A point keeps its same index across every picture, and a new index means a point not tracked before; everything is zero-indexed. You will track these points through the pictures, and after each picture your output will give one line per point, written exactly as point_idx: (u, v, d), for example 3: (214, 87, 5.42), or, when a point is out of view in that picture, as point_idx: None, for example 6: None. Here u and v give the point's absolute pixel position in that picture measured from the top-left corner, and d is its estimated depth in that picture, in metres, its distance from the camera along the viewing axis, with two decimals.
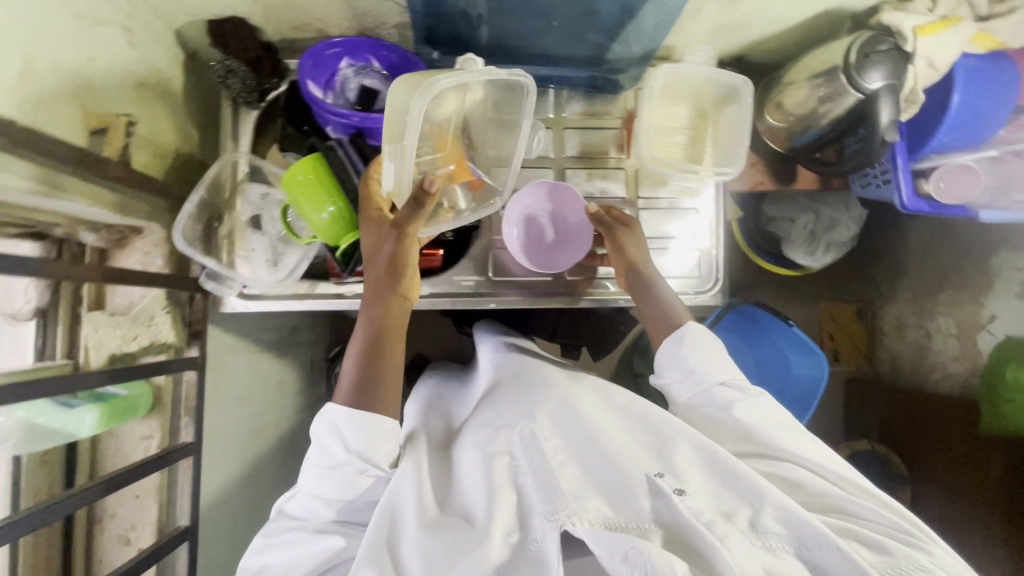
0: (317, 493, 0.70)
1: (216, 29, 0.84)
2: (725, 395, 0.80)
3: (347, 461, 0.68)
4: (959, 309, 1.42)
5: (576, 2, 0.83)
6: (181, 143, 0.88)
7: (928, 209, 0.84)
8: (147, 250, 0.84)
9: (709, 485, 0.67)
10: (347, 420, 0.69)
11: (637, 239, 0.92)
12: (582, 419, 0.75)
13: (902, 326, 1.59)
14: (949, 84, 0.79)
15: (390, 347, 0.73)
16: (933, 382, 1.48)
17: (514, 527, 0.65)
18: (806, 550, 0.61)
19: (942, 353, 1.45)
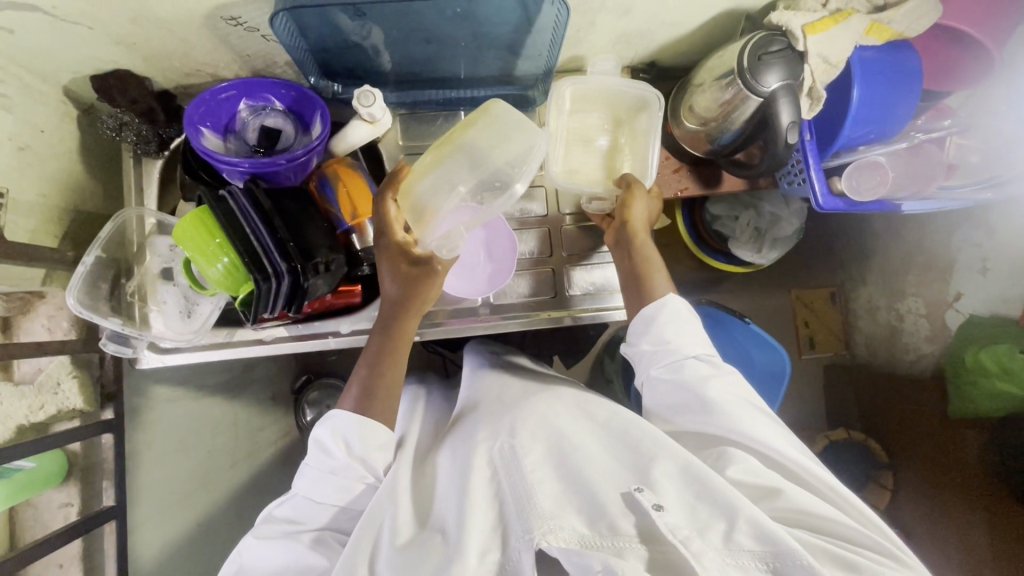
0: (312, 497, 0.73)
1: (100, 84, 0.81)
2: (698, 370, 0.75)
3: (348, 464, 0.73)
4: (926, 289, 1.38)
5: (463, 25, 0.81)
6: (77, 202, 0.87)
7: (844, 206, 0.81)
8: (52, 314, 0.83)
9: (684, 499, 0.63)
10: (350, 424, 0.75)
11: (645, 202, 0.86)
12: (567, 434, 0.74)
13: (873, 310, 1.55)
14: (848, 79, 0.76)
15: (389, 368, 0.81)
16: (907, 364, 1.45)
17: (492, 547, 0.62)
18: (782, 569, 0.56)
19: (914, 334, 1.42)
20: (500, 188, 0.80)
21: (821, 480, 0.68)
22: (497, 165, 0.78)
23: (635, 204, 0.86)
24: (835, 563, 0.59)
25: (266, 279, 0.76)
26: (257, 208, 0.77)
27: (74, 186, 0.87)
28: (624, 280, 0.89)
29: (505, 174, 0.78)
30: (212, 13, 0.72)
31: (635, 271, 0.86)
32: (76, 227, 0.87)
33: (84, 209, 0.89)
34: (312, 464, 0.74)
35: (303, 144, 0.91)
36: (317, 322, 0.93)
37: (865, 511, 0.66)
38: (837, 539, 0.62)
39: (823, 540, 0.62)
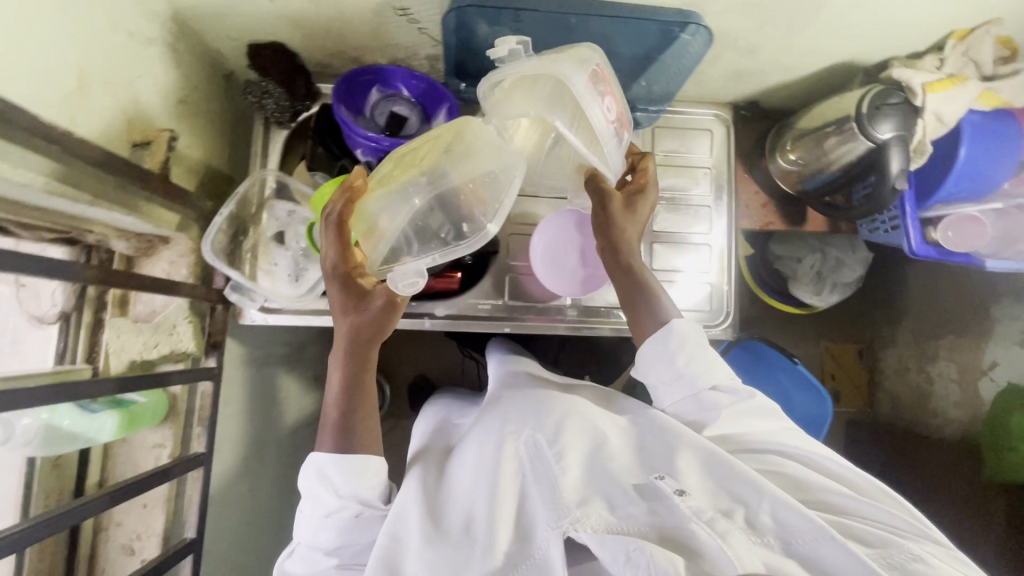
0: (314, 545, 0.69)
1: (255, 54, 0.88)
2: (716, 400, 0.77)
3: (341, 506, 0.68)
4: (960, 355, 1.42)
5: (600, 44, 0.87)
6: (210, 158, 0.91)
7: (935, 255, 0.87)
8: (173, 259, 0.86)
9: (706, 485, 0.66)
10: (334, 468, 0.69)
11: (631, 218, 0.83)
12: (587, 429, 0.75)
13: (903, 369, 1.60)
14: (956, 137, 0.82)
15: (364, 404, 0.73)
16: (933, 428, 1.48)
17: (521, 536, 0.64)
18: (802, 544, 0.59)
19: (942, 399, 1.46)
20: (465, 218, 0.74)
21: (840, 471, 0.72)
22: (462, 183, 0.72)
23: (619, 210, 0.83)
24: (859, 542, 0.61)
25: None
26: None
27: (209, 143, 0.91)
28: (624, 298, 0.84)
29: (460, 186, 0.72)
30: (387, 4, 0.78)
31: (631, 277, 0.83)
32: (207, 182, 0.91)
33: (213, 166, 0.93)
34: (307, 513, 0.70)
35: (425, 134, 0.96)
36: (414, 303, 0.96)
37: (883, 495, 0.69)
38: (865, 516, 0.64)
39: (846, 518, 0.64)
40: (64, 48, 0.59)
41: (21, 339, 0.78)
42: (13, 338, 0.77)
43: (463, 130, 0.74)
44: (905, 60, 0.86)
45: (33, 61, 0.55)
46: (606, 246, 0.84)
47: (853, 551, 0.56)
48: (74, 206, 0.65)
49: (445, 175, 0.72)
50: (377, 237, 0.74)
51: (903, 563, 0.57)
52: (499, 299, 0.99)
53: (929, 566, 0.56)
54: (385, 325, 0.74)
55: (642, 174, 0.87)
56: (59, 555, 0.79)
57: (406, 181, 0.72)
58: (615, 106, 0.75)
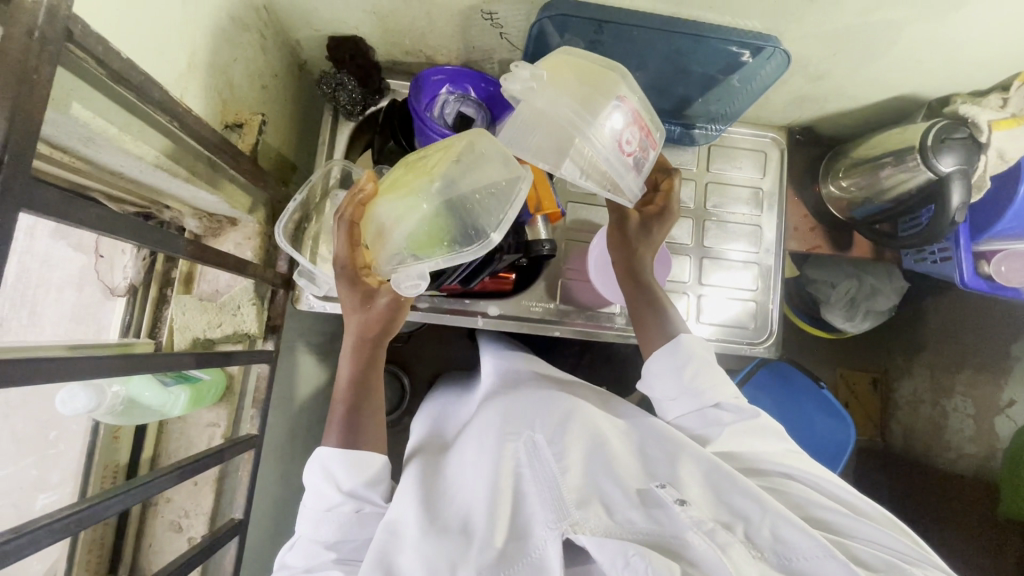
0: (315, 538, 0.69)
1: (336, 46, 0.90)
2: (720, 417, 0.78)
3: (344, 501, 0.69)
4: (978, 390, 1.43)
5: (673, 61, 0.89)
6: (281, 143, 0.93)
7: (986, 288, 0.89)
8: (240, 241, 0.87)
9: (709, 496, 0.67)
10: (338, 463, 0.70)
11: (651, 240, 0.85)
12: (591, 435, 0.76)
13: (917, 403, 1.60)
14: (1016, 174, 0.85)
15: (371, 404, 0.74)
16: (945, 461, 1.49)
17: (518, 535, 0.65)
18: (803, 562, 0.59)
19: (957, 433, 1.47)
20: (470, 229, 0.69)
21: (847, 500, 0.71)
22: (468, 195, 0.67)
23: (634, 221, 0.85)
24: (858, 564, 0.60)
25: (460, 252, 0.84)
26: None
27: (281, 129, 0.92)
28: (633, 311, 0.86)
29: (468, 200, 0.68)
30: (477, 6, 0.80)
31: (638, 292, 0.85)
32: (276, 167, 0.93)
33: (281, 151, 0.94)
34: (310, 508, 0.70)
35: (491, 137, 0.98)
36: (468, 301, 0.98)
37: (881, 521, 0.69)
38: (864, 538, 0.64)
39: (846, 539, 0.64)
40: (180, 29, 0.61)
41: (38, 307, 0.73)
42: (31, 307, 0.73)
43: (475, 142, 0.69)
44: (967, 97, 0.89)
45: (156, 38, 0.57)
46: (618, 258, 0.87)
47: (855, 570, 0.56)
48: (170, 183, 0.67)
49: (452, 190, 0.67)
50: (388, 249, 0.69)
51: None
52: (551, 303, 1.01)
53: None
54: (391, 326, 0.74)
55: (663, 195, 0.86)
56: (109, 526, 0.80)
57: (409, 194, 0.67)
58: (636, 139, 0.72)
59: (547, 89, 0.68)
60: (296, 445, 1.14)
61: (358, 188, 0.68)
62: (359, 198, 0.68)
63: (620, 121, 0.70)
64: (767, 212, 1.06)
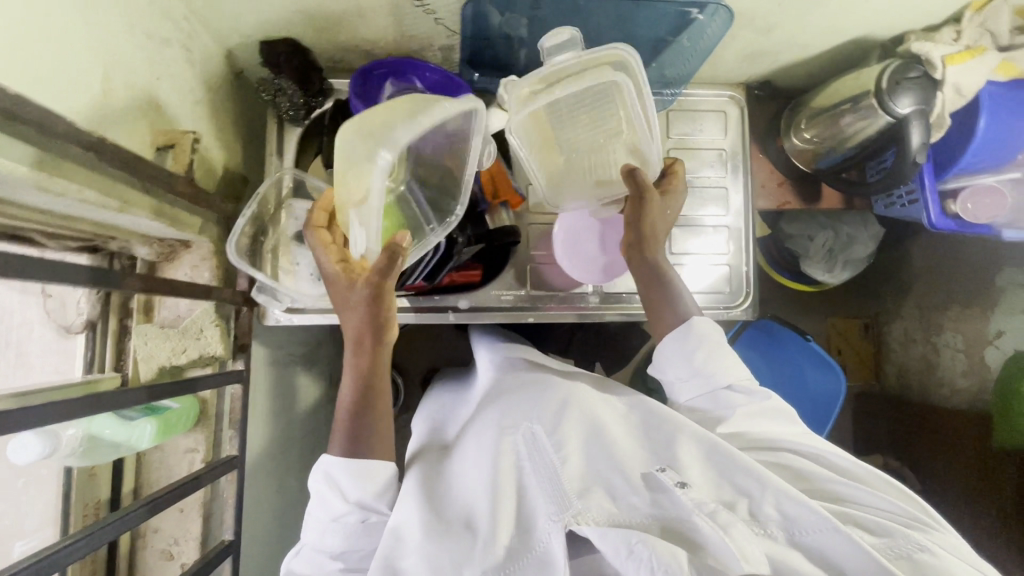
0: (320, 548, 0.69)
1: (269, 51, 0.87)
2: (732, 399, 0.77)
3: (349, 511, 0.68)
4: (966, 324, 1.44)
5: (617, 28, 0.87)
6: (226, 158, 0.90)
7: (955, 227, 0.88)
8: (196, 263, 0.85)
9: (710, 475, 0.66)
10: (344, 473, 0.69)
11: (662, 211, 0.84)
12: (591, 419, 0.75)
13: (909, 342, 1.61)
14: (974, 109, 0.82)
15: (376, 403, 0.74)
16: (941, 397, 1.50)
17: (521, 529, 0.65)
18: (806, 535, 0.59)
19: (950, 368, 1.48)
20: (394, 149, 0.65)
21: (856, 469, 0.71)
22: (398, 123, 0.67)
23: (647, 209, 0.81)
24: (866, 530, 0.61)
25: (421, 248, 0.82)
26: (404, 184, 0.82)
27: (224, 143, 0.90)
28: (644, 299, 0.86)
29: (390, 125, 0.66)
30: None
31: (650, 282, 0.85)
32: (224, 183, 0.90)
33: (227, 166, 0.91)
34: (313, 517, 0.70)
35: None
36: (438, 296, 0.96)
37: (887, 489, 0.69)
38: (870, 508, 0.65)
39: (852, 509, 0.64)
40: (87, 54, 0.58)
41: (24, 348, 0.74)
42: (18, 349, 0.73)
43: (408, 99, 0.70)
44: (921, 33, 0.86)
45: (59, 67, 0.55)
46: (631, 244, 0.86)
47: (856, 541, 0.57)
48: (104, 214, 0.65)
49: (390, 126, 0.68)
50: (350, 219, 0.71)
51: (910, 554, 0.57)
52: (522, 290, 1.00)
53: (936, 556, 0.56)
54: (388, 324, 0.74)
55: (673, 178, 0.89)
56: (98, 562, 0.79)
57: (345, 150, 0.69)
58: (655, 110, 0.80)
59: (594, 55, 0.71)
60: (288, 457, 1.14)
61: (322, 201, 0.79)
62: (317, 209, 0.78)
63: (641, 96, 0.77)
64: (733, 172, 1.04)
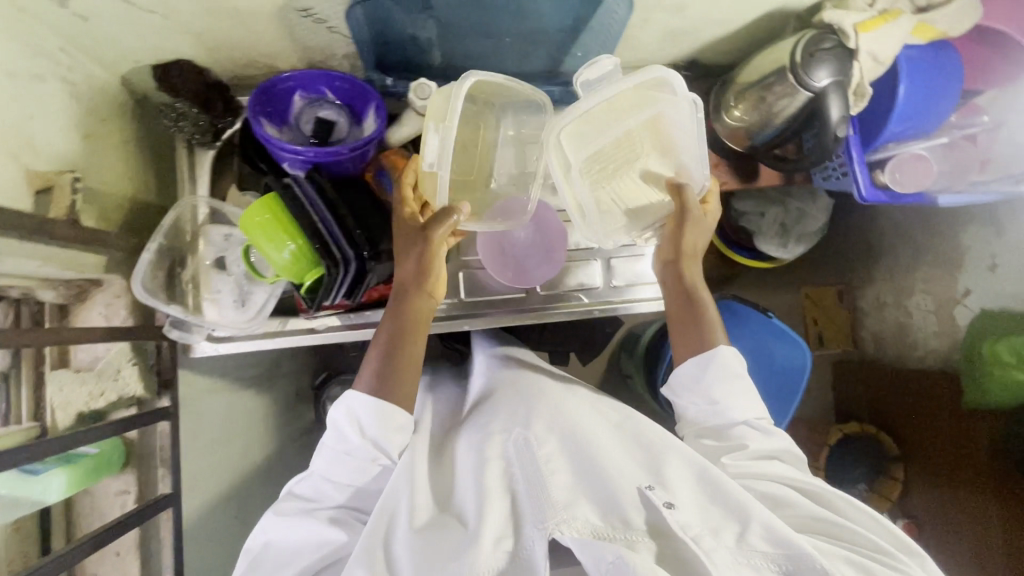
0: (330, 476, 0.73)
1: (162, 74, 0.83)
2: (745, 434, 0.79)
3: (361, 446, 0.70)
4: (936, 284, 1.42)
5: (522, 20, 0.83)
6: (134, 190, 0.87)
7: (885, 198, 0.85)
8: (110, 301, 0.83)
9: (698, 501, 0.67)
10: (365, 406, 0.70)
11: (700, 226, 0.81)
12: (579, 432, 0.75)
13: (881, 307, 1.59)
14: (894, 75, 0.80)
15: (410, 343, 0.74)
16: (916, 360, 1.49)
17: (506, 534, 0.65)
18: (791, 569, 0.61)
19: (922, 329, 1.46)
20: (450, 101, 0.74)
21: (859, 514, 0.72)
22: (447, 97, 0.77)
23: (684, 230, 0.81)
24: (850, 565, 0.64)
25: (334, 266, 0.77)
26: (324, 198, 0.78)
27: (129, 174, 0.86)
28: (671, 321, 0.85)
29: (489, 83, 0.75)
30: (287, 6, 0.73)
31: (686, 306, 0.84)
32: (133, 215, 0.87)
33: (136, 196, 0.88)
34: (327, 447, 0.73)
35: (355, 138, 0.92)
36: (370, 312, 0.93)
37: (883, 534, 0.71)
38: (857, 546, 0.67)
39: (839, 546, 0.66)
40: None
41: None
42: None
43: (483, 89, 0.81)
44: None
45: None
46: (670, 260, 0.85)
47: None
48: None
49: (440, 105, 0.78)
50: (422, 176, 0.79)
51: None
52: (456, 297, 0.97)
53: None
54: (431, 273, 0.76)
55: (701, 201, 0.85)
56: None
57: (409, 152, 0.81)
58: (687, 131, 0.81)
59: (642, 76, 0.70)
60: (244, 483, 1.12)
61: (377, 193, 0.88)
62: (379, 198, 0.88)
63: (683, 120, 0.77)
64: None
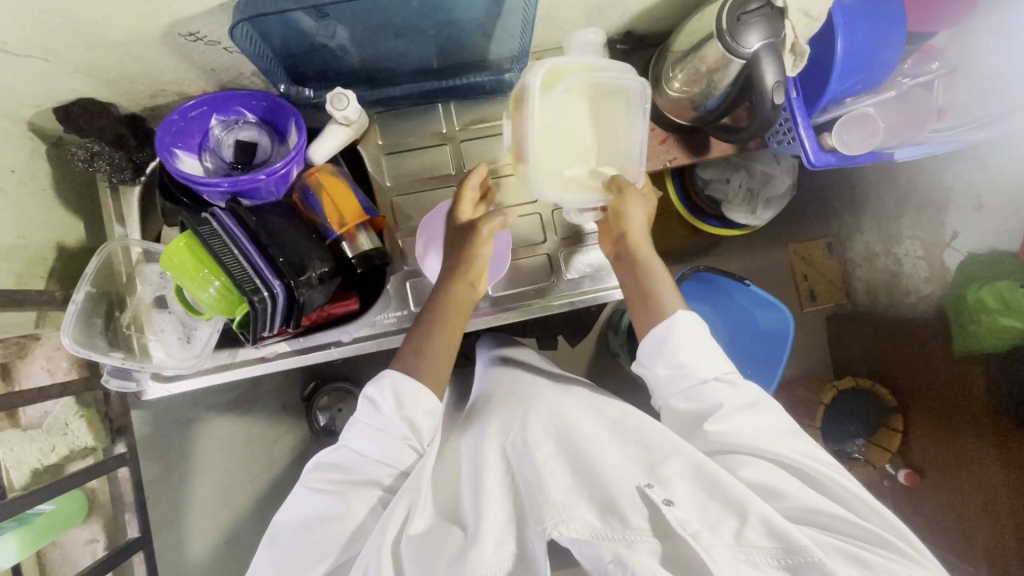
0: (361, 451, 0.73)
1: (64, 115, 0.79)
2: (715, 393, 0.74)
3: (394, 422, 0.72)
4: (923, 228, 1.32)
5: (428, 16, 0.78)
6: (62, 237, 0.87)
7: (836, 161, 0.82)
8: (50, 354, 0.83)
9: (696, 496, 0.62)
10: (403, 382, 0.74)
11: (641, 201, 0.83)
12: (577, 432, 0.72)
13: (872, 255, 1.45)
14: (830, 30, 0.76)
15: (443, 323, 0.81)
16: (906, 307, 1.38)
17: (507, 535, 0.62)
18: (794, 565, 0.55)
19: (913, 276, 1.36)
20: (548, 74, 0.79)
21: (860, 499, 0.66)
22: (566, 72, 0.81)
23: (630, 208, 0.82)
24: (850, 561, 0.58)
25: (258, 297, 0.74)
26: (243, 227, 0.76)
27: (49, 223, 0.85)
28: (631, 299, 0.84)
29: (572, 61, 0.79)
30: (169, 31, 0.69)
31: (641, 287, 0.83)
32: (58, 266, 0.86)
33: (60, 245, 0.86)
34: (360, 421, 0.74)
35: (281, 156, 0.87)
36: (320, 333, 0.92)
37: (883, 522, 0.64)
38: (855, 539, 0.61)
39: (836, 539, 0.61)
40: None
41: None
42: None
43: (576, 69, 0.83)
44: None
45: None
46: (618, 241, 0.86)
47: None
48: None
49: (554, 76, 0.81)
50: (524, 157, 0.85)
51: None
52: (406, 309, 0.94)
53: None
54: (467, 267, 0.84)
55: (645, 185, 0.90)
56: None
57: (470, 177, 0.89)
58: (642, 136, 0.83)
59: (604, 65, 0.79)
60: None
61: (335, 220, 0.84)
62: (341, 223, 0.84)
63: (636, 122, 0.82)
64: None
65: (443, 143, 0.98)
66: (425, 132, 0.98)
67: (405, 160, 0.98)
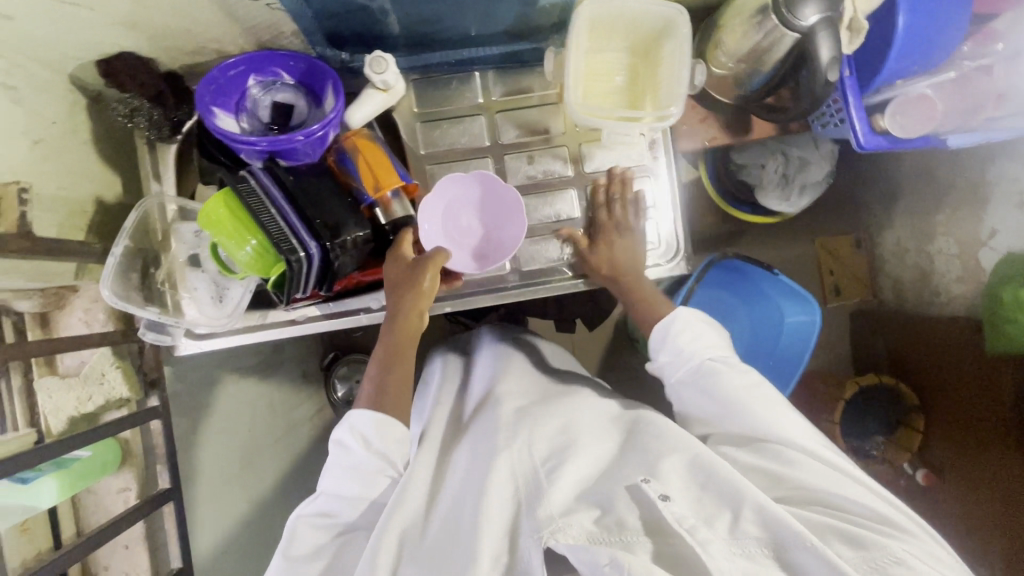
0: (337, 495, 0.70)
1: (106, 68, 0.79)
2: (713, 369, 0.76)
3: (368, 459, 0.70)
4: (957, 225, 1.26)
5: None
6: (100, 192, 0.88)
7: (886, 144, 0.81)
8: (87, 306, 0.86)
9: (690, 490, 0.62)
10: (367, 420, 0.71)
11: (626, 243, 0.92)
12: (583, 444, 0.70)
13: (902, 252, 1.41)
14: (892, 5, 0.73)
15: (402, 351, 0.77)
16: (936, 307, 1.34)
17: (505, 548, 0.60)
18: (784, 553, 0.55)
19: (944, 276, 1.30)
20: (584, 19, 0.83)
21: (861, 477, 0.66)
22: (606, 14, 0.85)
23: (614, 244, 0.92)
24: (841, 539, 0.58)
25: (296, 258, 0.75)
26: (281, 187, 0.76)
27: (88, 175, 0.86)
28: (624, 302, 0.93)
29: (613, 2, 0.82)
30: None
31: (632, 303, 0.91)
32: (98, 219, 0.88)
33: (99, 200, 0.88)
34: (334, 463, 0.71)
35: (316, 119, 0.87)
36: (351, 299, 0.92)
37: (887, 494, 0.65)
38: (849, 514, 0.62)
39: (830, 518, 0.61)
40: None
41: None
42: None
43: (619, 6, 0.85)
44: None
45: None
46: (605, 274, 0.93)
47: (832, 558, 0.53)
48: None
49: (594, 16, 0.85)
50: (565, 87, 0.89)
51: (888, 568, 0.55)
52: None
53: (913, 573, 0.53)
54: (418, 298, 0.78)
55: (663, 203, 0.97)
56: None
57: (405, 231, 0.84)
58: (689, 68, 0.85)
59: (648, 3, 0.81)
60: None
61: (370, 183, 0.84)
62: (376, 186, 0.84)
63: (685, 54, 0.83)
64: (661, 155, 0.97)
65: (478, 114, 0.96)
66: (461, 100, 0.96)
67: (440, 128, 0.96)
